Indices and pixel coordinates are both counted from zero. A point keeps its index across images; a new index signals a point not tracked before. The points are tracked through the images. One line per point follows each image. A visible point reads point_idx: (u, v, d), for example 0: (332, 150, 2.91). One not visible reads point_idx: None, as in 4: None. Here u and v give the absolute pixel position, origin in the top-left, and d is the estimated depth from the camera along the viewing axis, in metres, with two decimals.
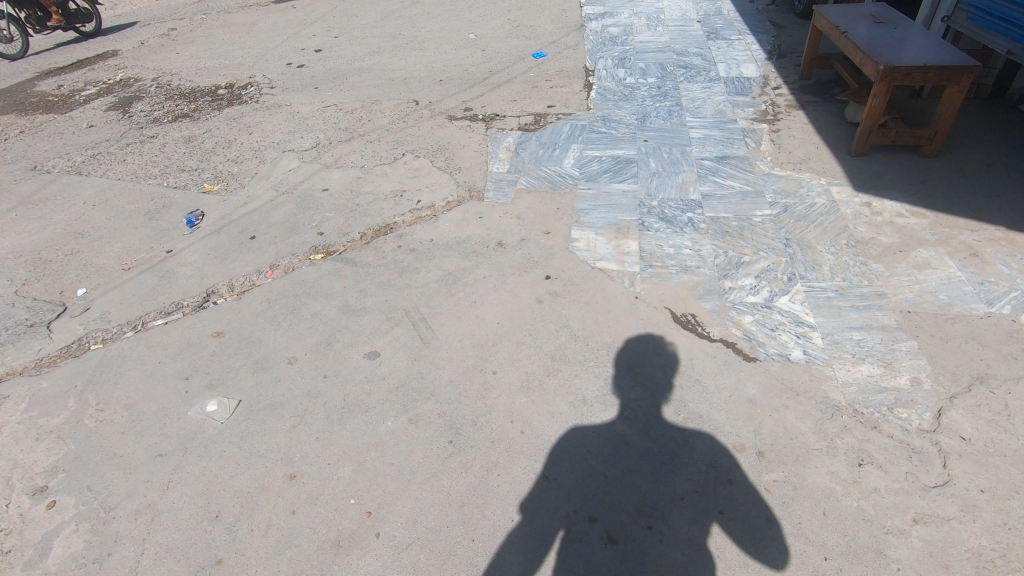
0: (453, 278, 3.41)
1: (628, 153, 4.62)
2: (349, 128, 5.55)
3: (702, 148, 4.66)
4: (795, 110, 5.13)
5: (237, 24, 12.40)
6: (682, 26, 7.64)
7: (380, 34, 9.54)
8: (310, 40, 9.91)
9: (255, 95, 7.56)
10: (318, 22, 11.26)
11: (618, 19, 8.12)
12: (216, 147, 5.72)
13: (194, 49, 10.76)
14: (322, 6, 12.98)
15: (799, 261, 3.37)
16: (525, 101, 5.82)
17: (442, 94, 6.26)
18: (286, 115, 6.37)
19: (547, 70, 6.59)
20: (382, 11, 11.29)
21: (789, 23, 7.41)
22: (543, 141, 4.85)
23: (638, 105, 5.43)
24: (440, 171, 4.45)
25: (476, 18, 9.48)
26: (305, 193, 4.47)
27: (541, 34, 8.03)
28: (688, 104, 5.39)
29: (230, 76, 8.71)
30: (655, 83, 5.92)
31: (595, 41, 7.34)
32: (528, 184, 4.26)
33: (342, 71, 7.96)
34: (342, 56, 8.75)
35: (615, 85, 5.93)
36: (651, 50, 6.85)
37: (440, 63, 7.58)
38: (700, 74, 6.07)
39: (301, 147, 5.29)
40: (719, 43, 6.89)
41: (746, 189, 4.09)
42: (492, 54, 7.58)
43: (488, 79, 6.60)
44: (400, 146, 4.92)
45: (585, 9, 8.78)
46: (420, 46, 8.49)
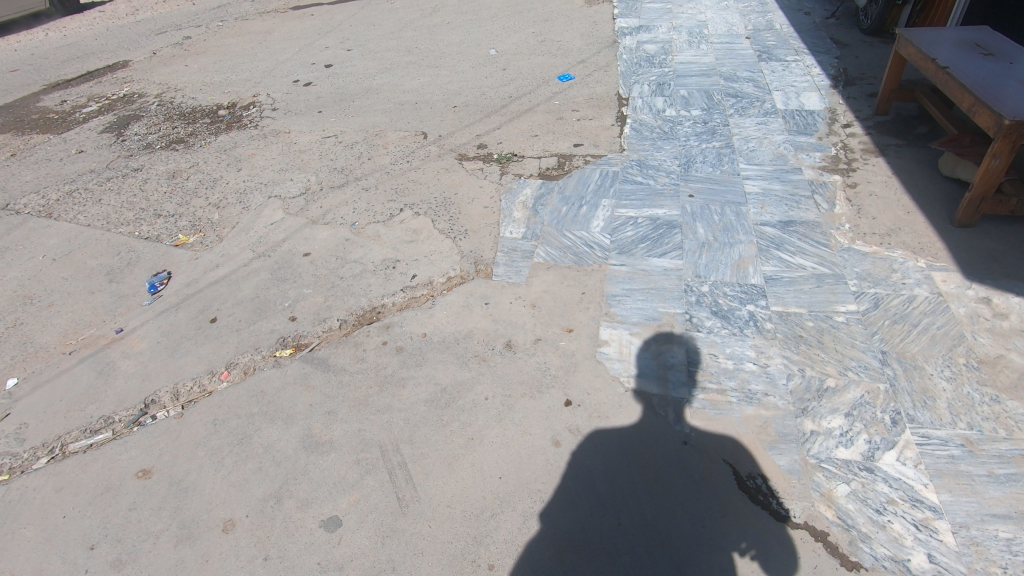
0: (447, 398, 2.67)
1: (669, 213, 3.83)
2: (344, 168, 4.87)
3: (760, 207, 3.84)
4: (874, 157, 4.26)
5: (251, 33, 11.91)
6: (729, 43, 6.78)
7: (394, 47, 8.88)
8: (321, 52, 9.31)
9: (255, 119, 6.98)
10: (333, 32, 10.67)
11: (655, 34, 7.29)
12: (199, 186, 5.10)
13: (204, 62, 10.29)
14: (339, 14, 12.41)
15: (903, 392, 2.54)
16: (548, 137, 5.05)
17: (454, 126, 5.55)
18: (280, 147, 5.73)
19: (574, 98, 5.81)
20: (400, 21, 10.64)
21: (853, 41, 6.47)
22: (567, 194, 4.08)
23: (680, 146, 4.62)
24: (442, 234, 3.72)
25: (498, 30, 8.74)
26: (283, 257, 3.80)
27: (568, 51, 7.24)
28: (740, 147, 4.56)
29: (234, 94, 8.16)
30: (700, 117, 5.11)
31: (629, 61, 6.54)
32: (548, 255, 3.50)
33: (350, 92, 7.31)
34: (353, 72, 8.10)
35: (652, 119, 5.13)
36: (693, 74, 6.03)
37: (455, 85, 6.87)
38: (753, 105, 5.23)
39: (289, 192, 4.63)
40: (774, 66, 6.02)
41: (820, 269, 3.26)
42: (514, 75, 6.83)
43: (507, 107, 5.86)
44: (399, 197, 4.21)
45: (618, 22, 7.97)
46: (435, 64, 7.79)
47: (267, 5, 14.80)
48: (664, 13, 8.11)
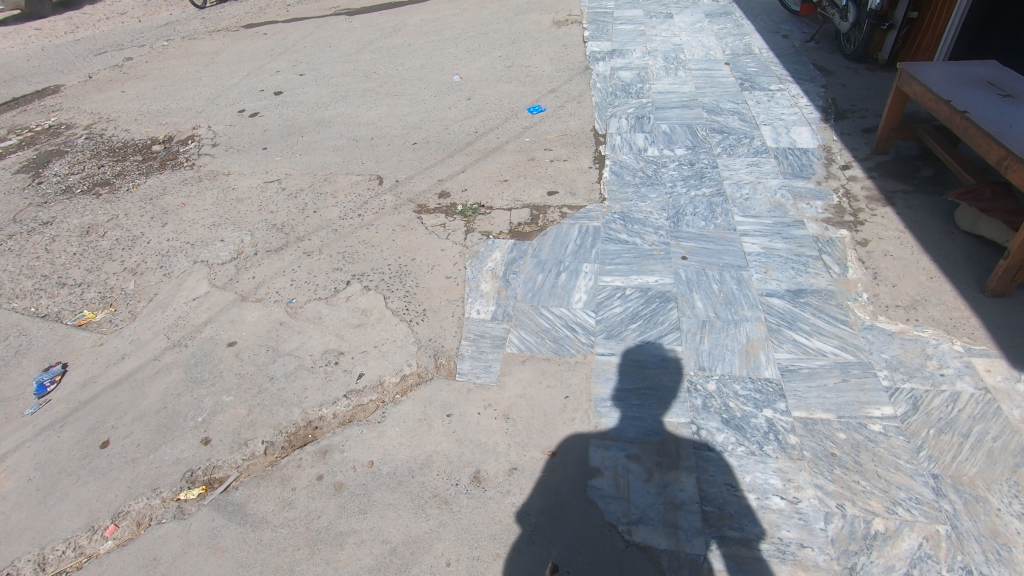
0: (397, 564, 2.07)
1: (661, 282, 3.31)
2: (286, 224, 4.24)
3: (764, 272, 3.35)
4: (881, 207, 3.84)
5: (198, 54, 11.14)
6: (708, 70, 6.38)
7: (351, 72, 8.27)
8: (271, 77, 8.64)
9: (192, 157, 6.27)
10: (286, 54, 10.02)
11: (629, 59, 6.86)
12: (114, 246, 4.39)
13: (143, 87, 9.48)
14: (293, 33, 11.73)
15: (968, 537, 2.05)
16: (518, 184, 4.51)
17: (413, 169, 4.97)
18: (215, 194, 5.05)
19: (545, 134, 5.30)
20: (358, 41, 10.05)
21: (837, 69, 6.14)
22: (543, 259, 3.53)
23: (667, 195, 4.13)
24: (396, 316, 3.12)
25: (462, 53, 8.23)
26: (202, 347, 3.14)
27: (538, 78, 6.75)
28: (733, 195, 4.09)
29: (172, 126, 7.41)
30: (685, 157, 4.63)
31: (603, 90, 6.07)
32: (523, 342, 2.94)
33: (300, 125, 6.67)
34: (304, 101, 7.45)
35: (633, 161, 4.64)
36: (674, 106, 5.58)
37: (416, 116, 6.30)
38: (742, 142, 4.79)
39: (217, 255, 3.96)
40: (758, 97, 5.62)
41: (842, 356, 2.77)
42: (479, 105, 6.30)
43: (472, 145, 5.31)
44: (346, 264, 3.60)
45: (590, 45, 7.53)
46: (394, 91, 7.20)
47: (217, 23, 14.02)
48: (637, 35, 7.70)
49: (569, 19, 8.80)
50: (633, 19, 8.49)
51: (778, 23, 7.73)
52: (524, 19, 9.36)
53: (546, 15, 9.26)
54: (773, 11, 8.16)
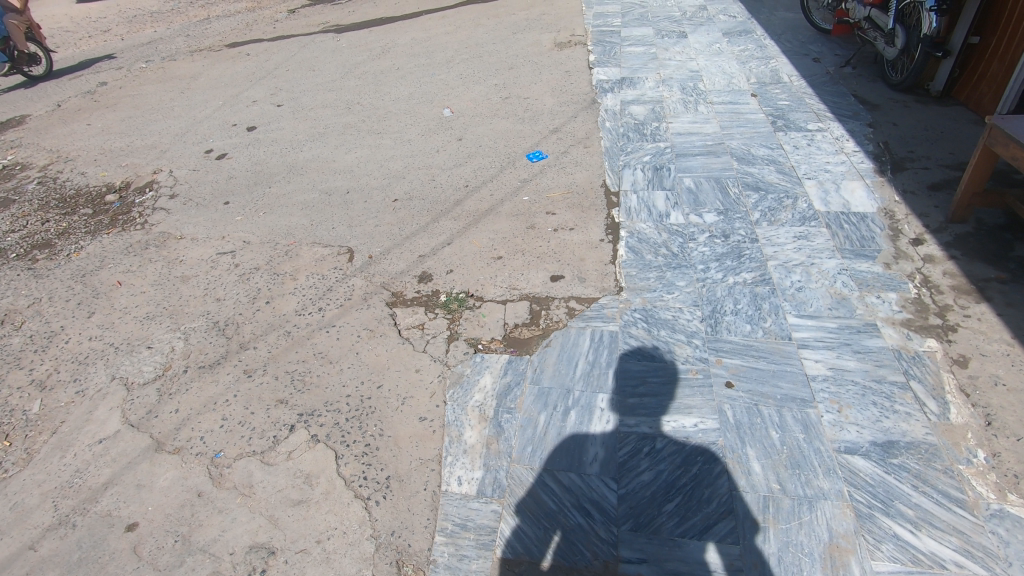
0: None
1: (703, 427, 2.51)
2: (231, 321, 3.46)
3: (837, 410, 2.55)
4: (973, 302, 3.04)
5: (175, 79, 10.45)
6: (732, 104, 5.59)
7: (333, 103, 7.53)
8: (247, 109, 7.91)
9: (146, 212, 5.53)
10: (266, 79, 9.29)
11: (641, 90, 6.07)
12: (27, 345, 3.64)
13: (111, 118, 8.77)
14: (277, 53, 11.02)
15: None
16: (515, 261, 3.72)
17: (391, 238, 4.19)
18: (159, 269, 4.29)
19: (547, 190, 4.51)
20: (343, 64, 9.34)
21: (884, 101, 5.32)
22: (545, 388, 2.74)
23: (699, 284, 3.34)
24: (349, 489, 2.36)
25: (454, 81, 7.48)
26: (92, 530, 2.37)
27: (537, 114, 5.96)
28: (782, 283, 3.30)
29: (133, 169, 6.67)
30: (717, 225, 3.84)
31: (613, 130, 5.29)
32: (519, 537, 2.17)
33: (270, 170, 5.92)
34: (279, 138, 6.71)
35: (653, 229, 3.84)
36: (697, 152, 4.79)
37: (399, 162, 5.53)
38: (783, 204, 4.00)
39: (139, 368, 3.19)
40: (796, 141, 4.83)
41: (968, 570, 2.00)
42: (471, 148, 5.52)
43: (461, 203, 4.53)
44: (295, 392, 2.82)
45: (595, 72, 6.76)
46: (378, 128, 6.44)
47: (201, 42, 13.36)
48: (648, 60, 6.92)
49: (572, 40, 8.02)
50: (643, 39, 7.71)
51: (806, 43, 6.92)
52: (522, 39, 8.60)
53: (546, 34, 8.50)
54: (797, 29, 7.36)
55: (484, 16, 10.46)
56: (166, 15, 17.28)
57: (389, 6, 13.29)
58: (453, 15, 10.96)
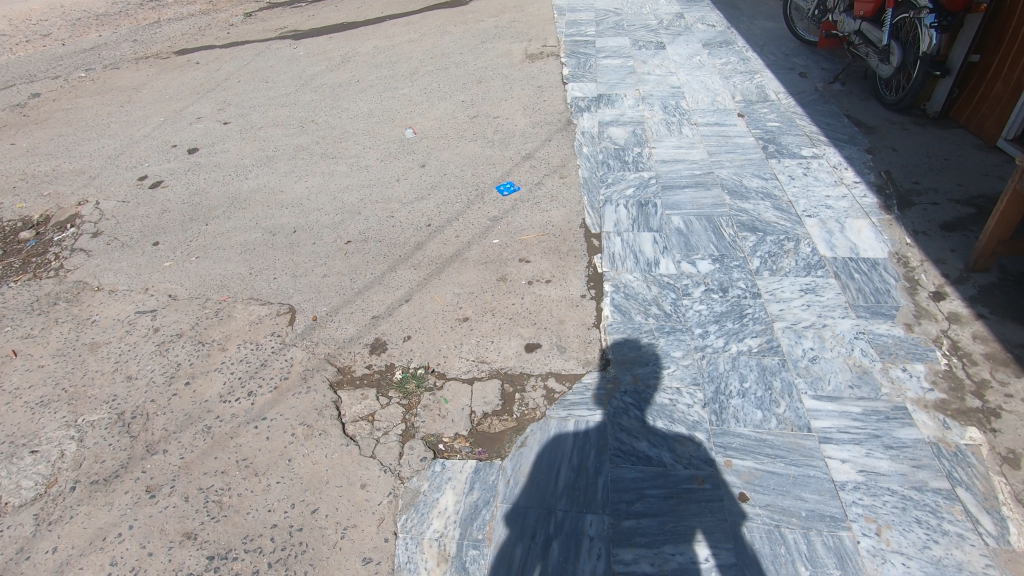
0: None
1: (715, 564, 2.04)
2: (139, 410, 2.86)
3: (876, 532, 2.10)
4: (1013, 377, 2.64)
5: (115, 91, 9.65)
6: (719, 125, 5.17)
7: (285, 121, 6.90)
8: (190, 128, 7.22)
9: (63, 254, 4.84)
10: (215, 92, 8.59)
11: (620, 109, 5.61)
12: None
13: (39, 136, 7.96)
14: (229, 61, 10.30)
15: None
16: (483, 325, 3.20)
17: (341, 292, 3.62)
18: (64, 334, 3.65)
19: (519, 230, 3.99)
20: (299, 75, 8.70)
21: (880, 123, 4.95)
22: (520, 510, 2.24)
23: (697, 355, 2.86)
24: None
25: (417, 96, 6.92)
26: None
27: (508, 136, 5.45)
28: (792, 352, 2.84)
29: (54, 198, 5.94)
30: (713, 277, 3.37)
31: (591, 157, 4.81)
32: None
33: (210, 202, 5.29)
34: (223, 164, 6.06)
35: (640, 282, 3.36)
36: (684, 184, 4.34)
37: (354, 193, 4.96)
38: (785, 249, 3.57)
39: (15, 482, 2.58)
40: (791, 169, 4.41)
41: None
42: (435, 177, 4.98)
43: (423, 246, 3.99)
44: (206, 523, 2.28)
45: (570, 87, 6.28)
46: (333, 152, 5.85)
47: (148, 49, 12.50)
48: (626, 74, 6.47)
49: (544, 50, 7.53)
50: (619, 50, 7.26)
51: (791, 56, 6.55)
52: (491, 49, 8.08)
53: (517, 44, 8.00)
54: (780, 40, 7.00)
55: (452, 23, 9.91)
56: (113, 19, 16.24)
57: (352, 10, 12.64)
58: (418, 21, 10.40)
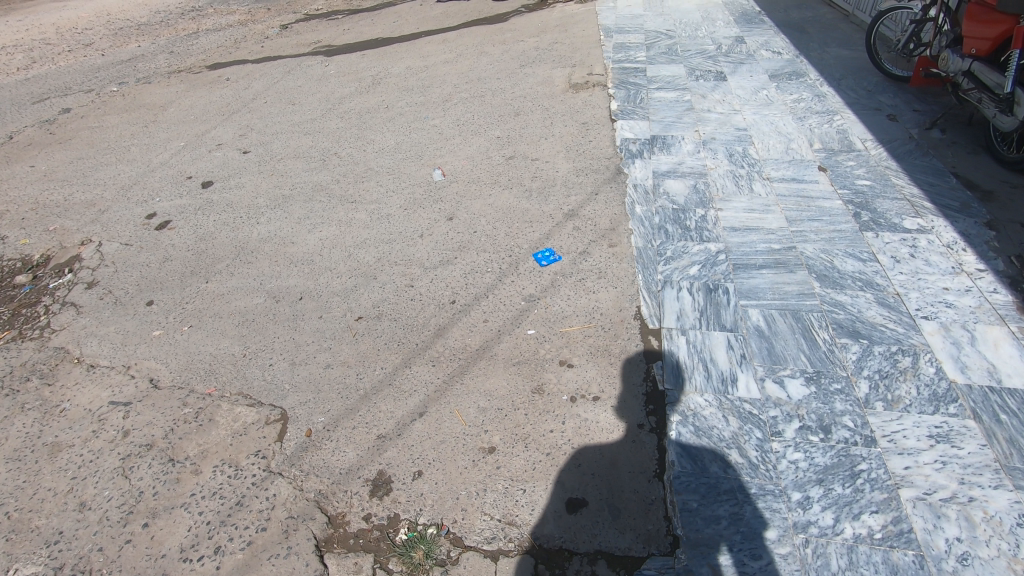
0: None
1: None
2: (83, 565, 2.37)
3: None
4: None
5: (143, 109, 9.40)
6: (797, 182, 4.40)
7: (307, 153, 6.41)
8: (209, 156, 6.81)
9: (52, 308, 4.38)
10: (239, 115, 8.19)
11: (678, 156, 4.90)
12: None
13: (60, 157, 7.69)
14: (260, 78, 9.96)
15: None
16: (514, 461, 2.55)
17: (344, 393, 3.03)
18: (27, 427, 3.14)
19: (560, 318, 3.33)
20: (327, 98, 8.25)
21: (998, 186, 4.12)
22: None
23: (798, 537, 2.16)
24: None
25: (448, 128, 6.35)
26: None
27: (548, 186, 4.80)
28: (933, 545, 2.11)
29: (59, 235, 5.54)
30: (809, 407, 2.65)
31: (645, 219, 4.12)
32: None
33: (215, 250, 4.79)
34: (236, 202, 5.59)
35: (714, 411, 2.65)
36: (760, 262, 3.60)
37: (372, 249, 4.39)
38: (901, 367, 2.80)
39: None
40: (894, 247, 3.63)
41: None
42: (463, 234, 4.36)
43: (445, 333, 3.36)
44: None
45: (619, 125, 5.61)
46: (354, 195, 5.30)
47: (182, 62, 12.32)
48: (683, 112, 5.76)
49: (589, 79, 6.87)
50: (673, 81, 6.54)
51: (875, 94, 5.71)
52: (531, 75, 7.46)
53: (559, 70, 7.36)
54: (860, 73, 6.16)
55: (489, 43, 9.34)
56: (154, 28, 16.30)
57: (387, 24, 12.22)
58: (455, 40, 9.88)
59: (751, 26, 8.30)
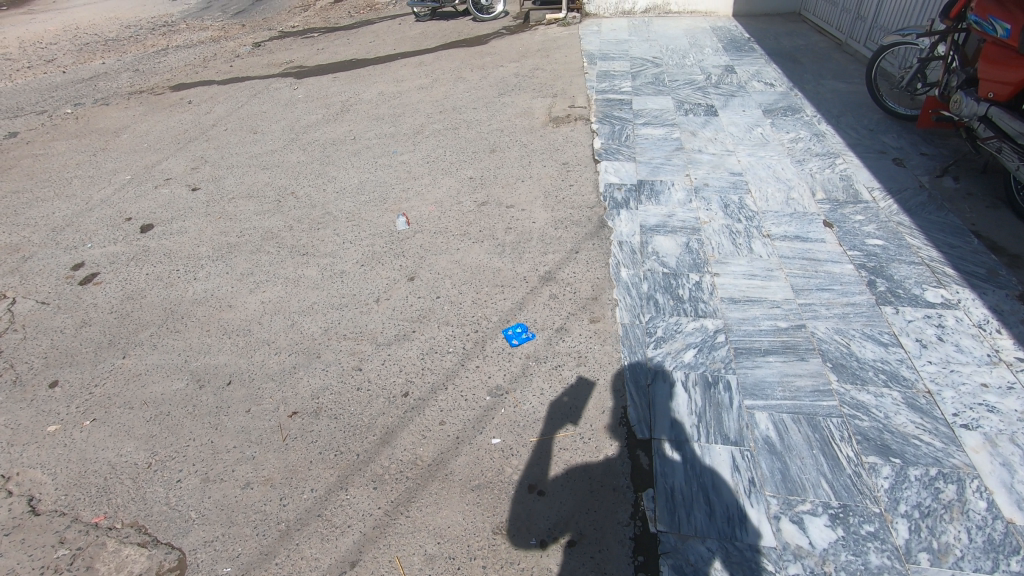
0: None
1: None
2: None
3: None
4: None
5: (95, 134, 8.75)
6: (801, 241, 3.92)
7: (262, 192, 5.83)
8: (154, 192, 6.19)
9: None
10: (196, 144, 7.59)
11: (667, 207, 4.41)
12: None
13: None
14: (223, 102, 9.37)
15: None
16: None
17: (262, 529, 2.45)
18: None
19: (530, 421, 2.78)
20: (292, 126, 7.70)
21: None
22: None
23: None
24: None
25: (417, 165, 5.82)
26: None
27: (522, 240, 4.27)
28: None
29: None
30: (838, 562, 2.12)
31: (630, 287, 3.60)
32: None
33: (142, 313, 4.17)
34: (175, 250, 4.98)
35: (721, 568, 2.12)
36: (766, 346, 3.08)
37: (319, 317, 3.81)
38: (945, 501, 2.29)
39: None
40: (918, 327, 3.14)
41: None
42: (424, 300, 3.80)
43: (392, 439, 2.79)
44: None
45: (603, 167, 5.12)
46: (306, 245, 4.72)
47: (146, 82, 11.70)
48: (672, 152, 5.28)
49: (571, 112, 6.39)
50: (661, 115, 6.09)
51: (878, 134, 5.29)
52: (510, 105, 6.97)
53: (539, 101, 6.90)
54: (861, 110, 5.76)
55: (468, 67, 8.87)
56: (121, 44, 15.65)
57: (363, 44, 11.72)
58: (432, 63, 9.42)
59: (741, 54, 7.93)
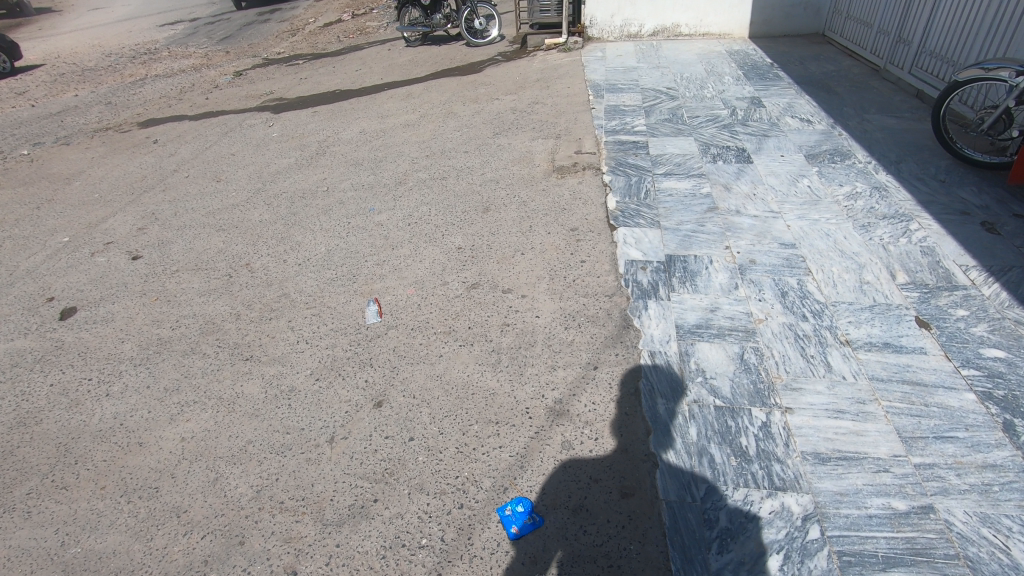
0: None
1: None
2: None
3: None
4: None
5: (45, 182, 7.83)
6: (894, 352, 2.95)
7: (212, 262, 4.90)
8: (89, 261, 5.25)
9: None
10: (150, 195, 6.68)
11: (708, 296, 3.46)
12: None
13: None
14: (191, 141, 8.49)
15: None
16: None
17: None
18: None
19: None
20: (260, 172, 6.79)
21: None
22: None
23: None
24: None
25: (396, 228, 4.89)
26: None
27: (523, 345, 3.30)
28: None
29: None
30: None
31: (672, 433, 2.62)
32: None
33: (27, 451, 3.19)
34: (93, 348, 4.01)
35: None
36: (886, 550, 2.10)
37: (251, 468, 2.84)
38: None
39: None
40: None
41: None
42: (391, 444, 2.82)
43: None
44: None
45: (621, 235, 4.18)
46: (252, 344, 3.76)
47: (115, 117, 10.84)
48: (703, 213, 4.35)
49: (577, 159, 5.47)
50: (685, 162, 5.17)
51: (953, 187, 4.36)
52: (506, 148, 6.07)
53: (540, 143, 5.99)
54: (925, 155, 4.82)
55: (459, 100, 8.00)
56: (97, 74, 14.85)
57: (349, 73, 10.91)
58: (421, 94, 8.56)
59: (766, 83, 7.03)
